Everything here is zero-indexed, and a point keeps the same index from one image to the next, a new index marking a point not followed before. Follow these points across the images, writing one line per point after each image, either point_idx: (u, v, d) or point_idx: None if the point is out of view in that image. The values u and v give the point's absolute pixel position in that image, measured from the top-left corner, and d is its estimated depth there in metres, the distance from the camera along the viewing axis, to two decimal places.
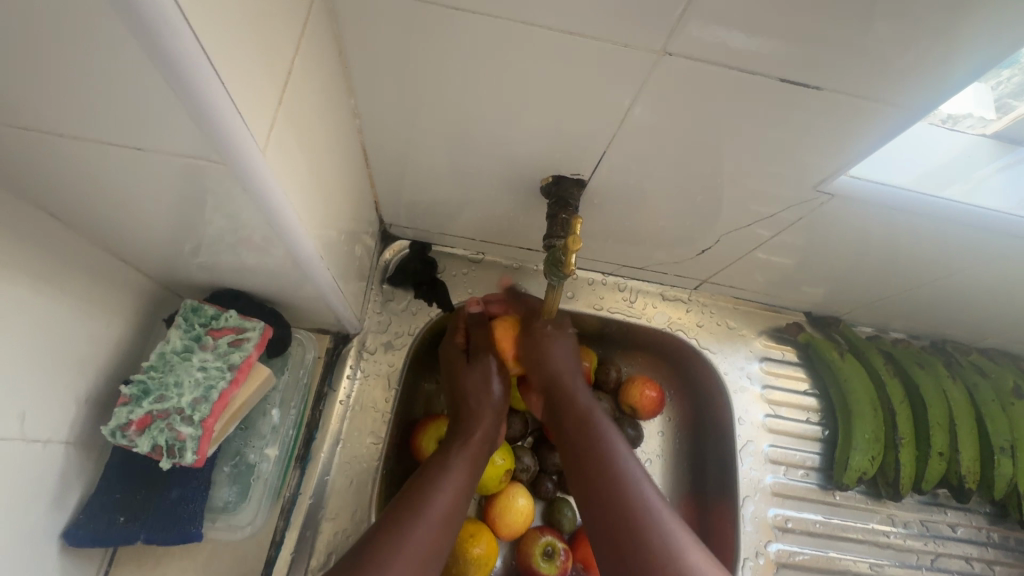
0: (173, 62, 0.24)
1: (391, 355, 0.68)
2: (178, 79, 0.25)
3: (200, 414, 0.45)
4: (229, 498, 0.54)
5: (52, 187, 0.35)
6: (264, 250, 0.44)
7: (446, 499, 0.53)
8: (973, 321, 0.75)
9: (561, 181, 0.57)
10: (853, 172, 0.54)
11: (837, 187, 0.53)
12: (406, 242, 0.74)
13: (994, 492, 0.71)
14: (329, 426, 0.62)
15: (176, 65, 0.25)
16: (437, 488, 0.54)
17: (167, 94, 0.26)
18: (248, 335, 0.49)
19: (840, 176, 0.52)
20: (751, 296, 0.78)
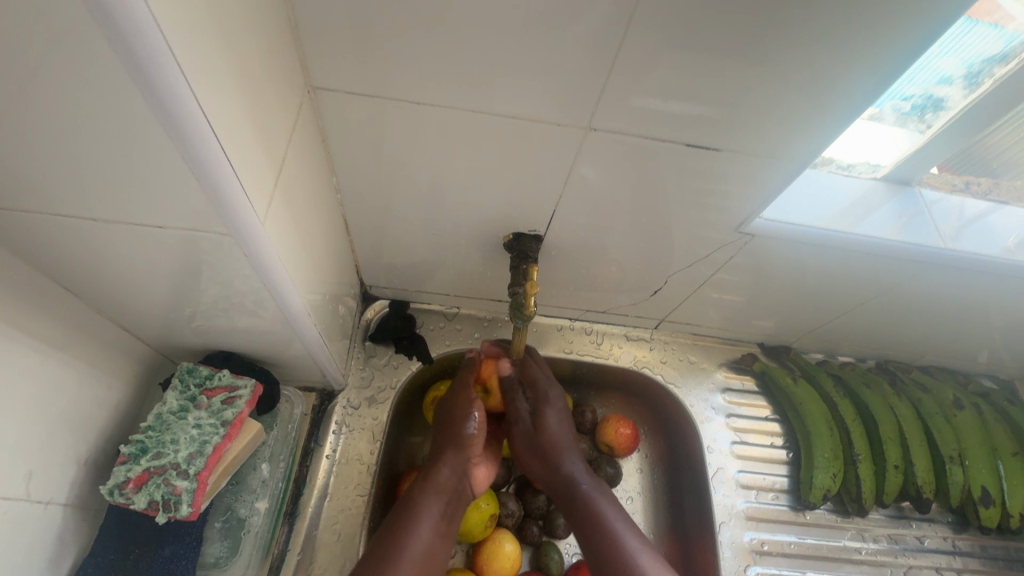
0: (198, 158, 0.32)
1: (375, 409, 0.72)
2: (202, 169, 0.32)
3: (196, 468, 0.48)
4: (219, 553, 0.55)
5: (76, 263, 0.41)
6: (259, 312, 0.50)
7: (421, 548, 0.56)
8: (908, 341, 0.83)
9: (521, 236, 0.64)
10: (766, 214, 0.62)
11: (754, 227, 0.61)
12: (385, 300, 0.80)
13: (951, 500, 0.76)
14: (317, 480, 0.65)
15: (200, 161, 0.32)
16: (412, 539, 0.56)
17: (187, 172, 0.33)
18: (240, 393, 0.53)
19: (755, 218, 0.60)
20: (707, 332, 0.85)
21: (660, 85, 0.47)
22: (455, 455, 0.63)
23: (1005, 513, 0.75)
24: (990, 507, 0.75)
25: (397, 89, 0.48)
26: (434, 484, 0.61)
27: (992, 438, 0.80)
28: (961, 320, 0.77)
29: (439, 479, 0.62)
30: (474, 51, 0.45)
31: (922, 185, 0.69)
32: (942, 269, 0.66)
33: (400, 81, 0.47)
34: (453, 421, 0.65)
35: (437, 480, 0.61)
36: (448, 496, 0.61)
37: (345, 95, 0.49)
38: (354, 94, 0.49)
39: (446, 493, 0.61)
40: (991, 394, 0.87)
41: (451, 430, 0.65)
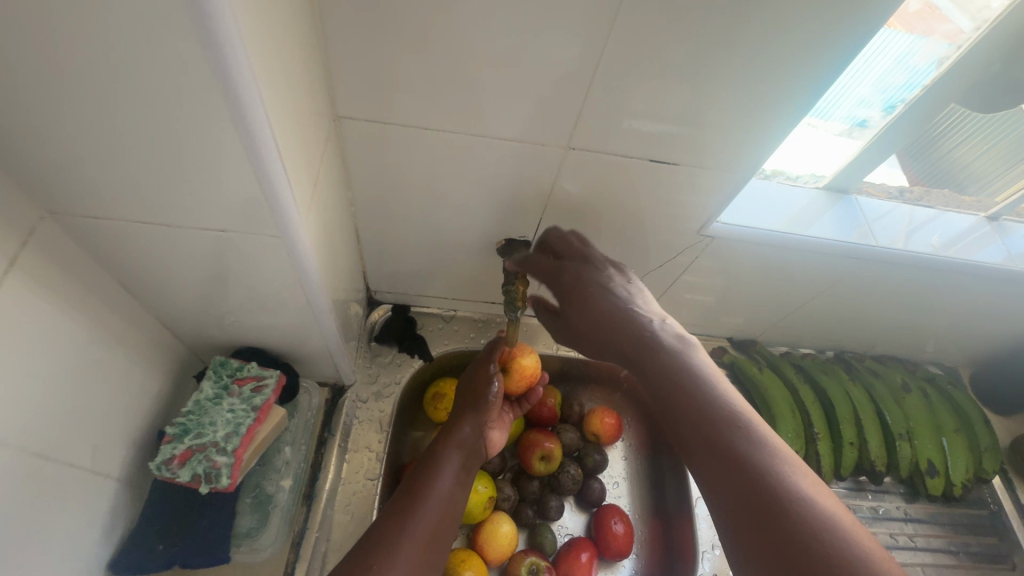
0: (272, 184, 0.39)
1: (382, 402, 0.79)
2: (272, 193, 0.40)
3: (233, 445, 0.55)
4: (251, 524, 0.58)
5: (137, 266, 0.49)
6: (286, 309, 0.57)
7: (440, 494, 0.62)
8: (859, 332, 0.93)
9: (512, 242, 0.73)
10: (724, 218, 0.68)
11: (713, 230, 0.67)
12: (388, 305, 0.88)
13: (902, 472, 0.84)
14: (331, 466, 0.71)
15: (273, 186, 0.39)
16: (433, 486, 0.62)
17: (258, 191, 0.39)
18: (267, 381, 0.60)
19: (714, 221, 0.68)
20: (682, 328, 0.93)
21: (626, 112, 0.56)
22: (474, 417, 0.72)
23: (948, 483, 0.84)
24: (935, 477, 0.83)
25: (406, 117, 0.57)
26: (455, 440, 0.69)
27: (938, 418, 0.89)
28: (903, 311, 0.87)
29: (460, 436, 0.70)
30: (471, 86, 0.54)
31: (857, 193, 0.76)
32: (880, 264, 0.75)
33: (408, 111, 0.56)
34: (474, 390, 0.75)
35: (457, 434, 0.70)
36: (466, 450, 0.70)
37: (361, 123, 0.57)
38: (369, 122, 0.57)
39: (463, 446, 0.70)
40: (936, 379, 0.96)
41: (473, 396, 0.74)
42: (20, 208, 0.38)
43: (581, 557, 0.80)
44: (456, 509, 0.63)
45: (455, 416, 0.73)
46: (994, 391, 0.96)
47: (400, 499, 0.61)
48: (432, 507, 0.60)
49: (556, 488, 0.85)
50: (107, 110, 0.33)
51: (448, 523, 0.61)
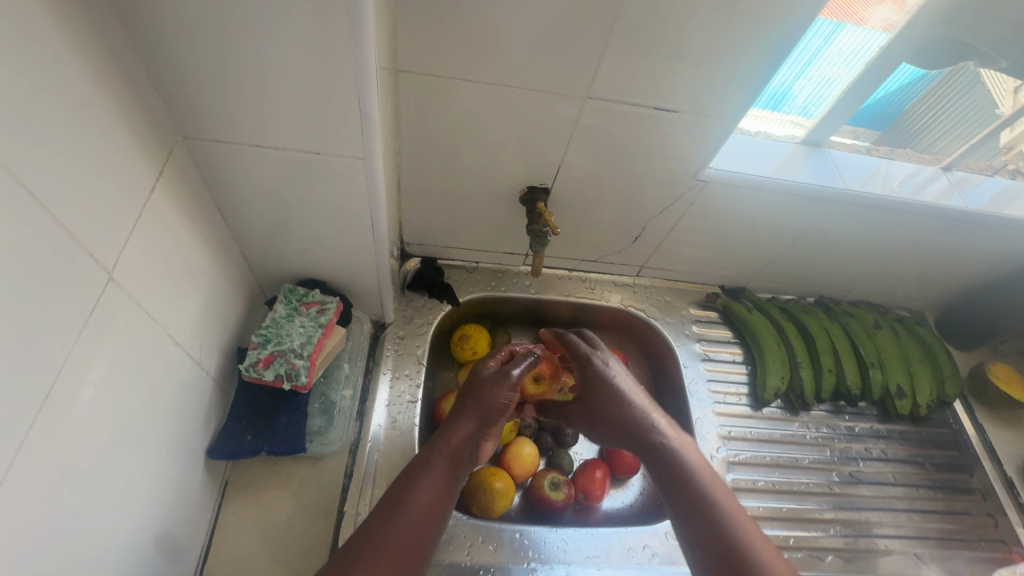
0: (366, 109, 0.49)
1: (417, 339, 0.89)
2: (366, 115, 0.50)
3: (307, 350, 0.65)
4: (321, 422, 0.67)
5: (234, 192, 0.58)
6: (348, 239, 0.67)
7: (429, 496, 0.59)
8: (834, 277, 1.05)
9: (533, 189, 0.81)
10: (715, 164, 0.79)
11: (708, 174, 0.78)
12: (418, 257, 0.97)
13: (874, 395, 0.96)
14: (377, 389, 0.81)
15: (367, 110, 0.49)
16: (423, 485, 0.59)
17: (350, 115, 0.49)
18: (329, 304, 0.70)
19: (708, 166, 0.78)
20: (680, 277, 1.04)
21: (638, 73, 0.65)
22: (475, 421, 0.68)
23: (914, 403, 0.96)
24: (903, 398, 0.95)
25: (447, 77, 0.66)
26: (451, 438, 0.65)
27: (905, 350, 1.01)
28: (873, 254, 0.99)
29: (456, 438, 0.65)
30: (505, 50, 0.63)
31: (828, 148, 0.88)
32: (855, 207, 0.86)
33: (450, 71, 0.65)
34: (487, 390, 0.70)
35: (452, 441, 0.65)
36: (454, 455, 0.64)
37: (407, 82, 0.66)
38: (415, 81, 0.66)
39: (453, 452, 0.64)
40: (905, 319, 1.09)
41: (481, 401, 0.69)
42: (164, 135, 0.48)
43: (597, 475, 0.89)
44: (434, 522, 0.57)
45: (456, 412, 0.69)
46: (956, 329, 1.09)
47: (388, 501, 0.57)
48: (413, 515, 0.56)
49: None
50: (249, 43, 0.43)
51: (428, 535, 0.56)
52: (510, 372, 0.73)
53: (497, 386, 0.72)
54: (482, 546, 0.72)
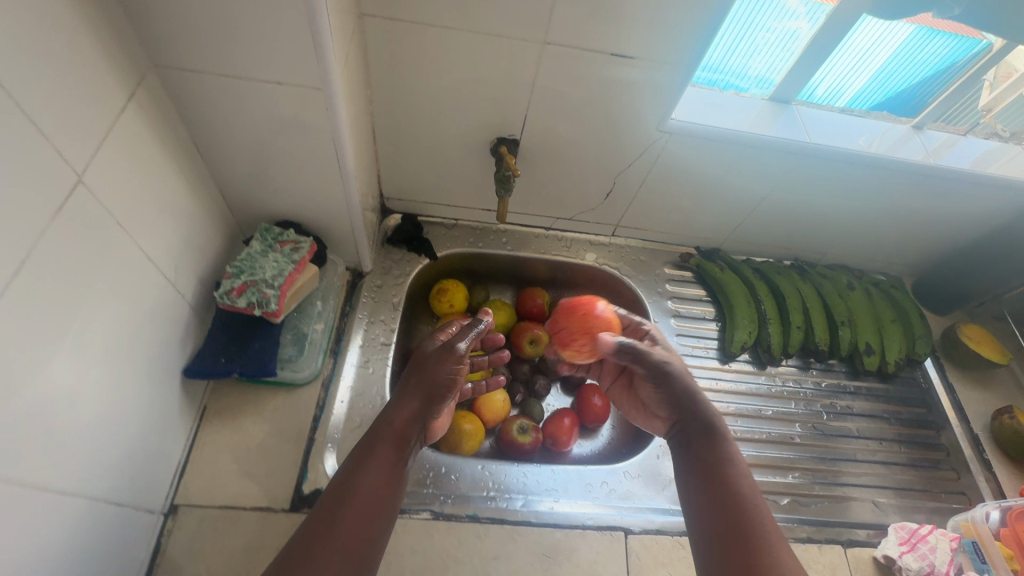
0: (322, 34, 0.52)
1: (394, 288, 0.93)
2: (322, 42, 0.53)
3: (279, 282, 0.69)
4: (292, 352, 0.72)
5: (208, 125, 0.62)
6: (319, 177, 0.70)
7: (370, 485, 0.57)
8: (808, 238, 1.07)
9: (503, 141, 0.83)
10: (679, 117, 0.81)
11: (670, 126, 0.80)
12: (399, 213, 1.01)
13: (841, 351, 0.98)
14: (353, 332, 0.85)
15: (323, 36, 0.52)
16: (365, 474, 0.58)
17: (309, 42, 0.53)
18: (303, 244, 0.74)
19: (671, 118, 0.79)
20: (655, 237, 1.07)
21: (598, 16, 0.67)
22: (415, 399, 0.66)
23: (883, 360, 0.98)
24: (871, 354, 0.97)
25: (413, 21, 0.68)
26: (391, 423, 0.63)
27: (876, 311, 1.03)
28: (843, 212, 1.01)
29: (397, 423, 0.63)
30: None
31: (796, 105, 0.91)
32: (819, 160, 0.89)
33: (415, 14, 0.67)
34: (425, 369, 0.68)
35: (394, 423, 0.63)
36: (399, 438, 0.63)
37: (373, 26, 0.68)
38: (380, 26, 0.68)
39: (397, 435, 0.63)
40: (881, 282, 1.10)
41: (423, 380, 0.67)
42: (136, 64, 0.52)
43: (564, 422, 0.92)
44: (383, 508, 0.57)
45: (397, 392, 0.67)
46: (932, 292, 1.10)
47: (332, 495, 0.56)
48: (354, 509, 0.55)
49: (543, 369, 0.99)
50: None
51: (378, 520, 0.56)
52: (451, 350, 0.69)
53: (435, 363, 0.69)
54: (445, 476, 0.76)
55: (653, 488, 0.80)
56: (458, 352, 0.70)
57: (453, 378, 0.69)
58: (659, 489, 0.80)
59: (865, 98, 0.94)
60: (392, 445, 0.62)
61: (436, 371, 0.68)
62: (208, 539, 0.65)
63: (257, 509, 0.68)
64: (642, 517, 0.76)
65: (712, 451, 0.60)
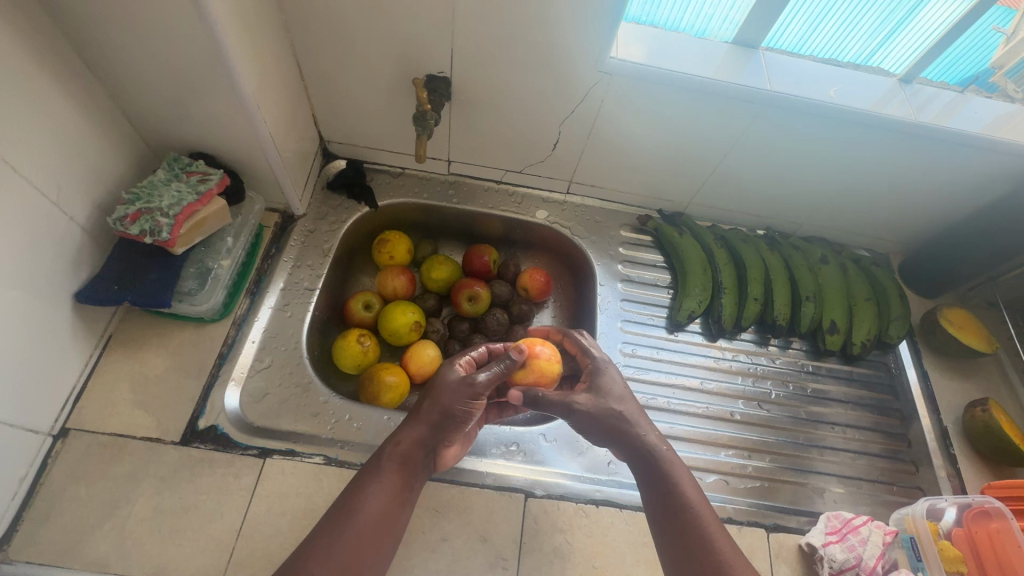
0: None
1: (326, 234, 0.90)
2: None
3: (174, 211, 0.66)
4: (193, 285, 0.70)
5: (91, 40, 0.59)
6: (220, 105, 0.67)
7: (374, 504, 0.57)
8: (782, 206, 0.98)
9: (432, 78, 0.78)
10: (621, 57, 0.74)
11: (609, 65, 0.74)
12: (342, 159, 0.97)
13: (802, 328, 0.90)
14: (275, 274, 0.83)
15: None
16: (367, 492, 0.58)
17: None
18: (211, 176, 0.72)
19: (609, 57, 0.73)
20: (613, 197, 1.00)
21: None
22: (422, 423, 0.63)
23: (848, 341, 0.90)
24: (835, 333, 0.89)
25: None
26: (397, 443, 0.62)
27: (849, 288, 0.94)
28: (819, 177, 0.91)
29: (403, 442, 0.62)
30: None
31: (764, 51, 0.82)
32: (785, 114, 0.80)
33: None
34: (439, 393, 0.64)
35: (401, 445, 0.62)
36: (405, 461, 0.61)
37: None
38: None
39: (404, 458, 0.61)
40: (861, 259, 1.00)
41: (435, 403, 0.63)
42: None
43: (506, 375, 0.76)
44: (387, 525, 0.57)
45: (412, 412, 0.65)
46: (919, 272, 0.99)
47: (336, 511, 0.57)
48: (360, 532, 0.55)
49: (482, 328, 0.95)
50: None
51: (384, 538, 0.57)
52: (469, 377, 0.64)
53: (448, 389, 0.64)
54: (347, 424, 0.74)
55: (565, 452, 0.76)
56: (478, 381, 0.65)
57: (470, 411, 0.64)
58: (571, 454, 0.76)
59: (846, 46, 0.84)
60: (397, 464, 0.61)
61: (448, 396, 0.64)
62: (95, 463, 0.65)
63: (146, 438, 0.67)
64: (547, 480, 0.73)
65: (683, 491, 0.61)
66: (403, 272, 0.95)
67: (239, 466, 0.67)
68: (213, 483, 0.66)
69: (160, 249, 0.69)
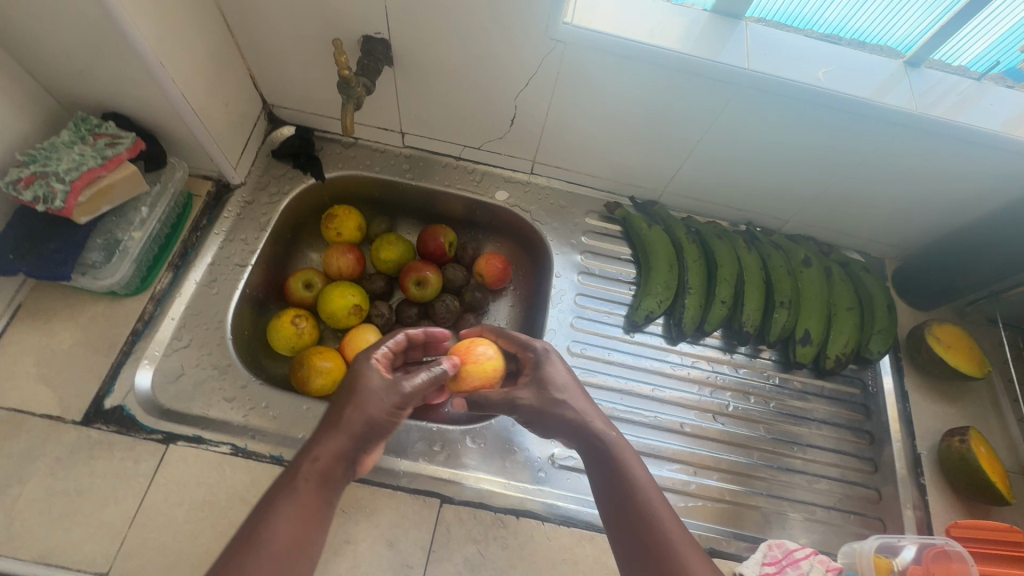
0: None
1: (265, 207, 0.84)
2: None
3: (71, 177, 0.61)
4: (97, 259, 0.66)
5: None
6: (123, 64, 0.61)
7: (285, 531, 0.47)
8: (766, 201, 0.89)
9: (369, 41, 0.71)
10: (576, 22, 0.65)
11: (562, 33, 0.66)
12: (290, 125, 0.91)
13: (773, 336, 0.83)
14: (203, 248, 0.78)
15: None
16: (275, 519, 0.47)
17: None
18: (121, 141, 0.66)
19: (562, 23, 0.65)
20: (581, 180, 0.92)
21: None
22: (344, 432, 0.53)
23: (822, 354, 0.82)
24: (807, 345, 0.81)
25: None
26: (313, 457, 0.51)
27: (831, 295, 0.86)
28: (805, 171, 0.82)
29: (324, 456, 0.51)
30: None
31: (748, 22, 0.73)
32: (768, 97, 0.70)
33: None
34: (362, 402, 0.54)
35: (321, 461, 0.51)
36: (325, 480, 0.51)
37: None
38: None
39: (323, 476, 0.51)
40: (850, 262, 0.91)
41: (357, 413, 0.54)
42: None
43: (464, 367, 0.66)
44: (306, 552, 0.47)
45: (326, 420, 0.54)
46: (913, 281, 0.90)
47: (229, 548, 0.46)
48: (265, 564, 0.45)
49: (430, 315, 0.90)
50: None
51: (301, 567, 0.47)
52: (394, 387, 0.56)
53: (369, 398, 0.55)
54: (262, 412, 0.70)
55: (494, 457, 0.71)
56: (405, 388, 0.57)
57: (396, 415, 0.56)
58: (500, 460, 0.71)
59: (848, 21, 0.73)
60: (309, 485, 0.50)
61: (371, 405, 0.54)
62: None
63: (45, 416, 0.64)
64: (468, 486, 0.68)
65: (630, 474, 0.53)
66: (350, 251, 0.90)
67: (140, 451, 0.64)
68: (110, 467, 0.63)
69: (61, 216, 0.64)
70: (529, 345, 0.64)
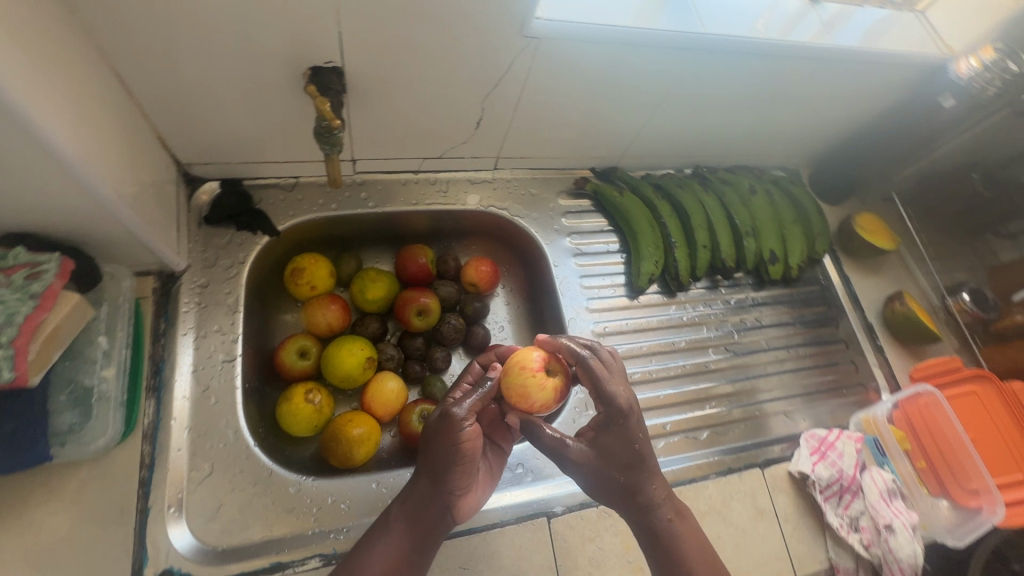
0: None
1: (225, 284, 0.71)
2: None
3: (8, 335, 0.46)
4: (72, 419, 0.56)
5: None
6: (32, 173, 0.46)
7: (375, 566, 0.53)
8: (709, 144, 0.97)
9: (318, 71, 0.62)
10: (546, 16, 0.64)
11: (536, 30, 0.63)
12: (214, 181, 0.76)
13: (748, 263, 0.93)
14: (177, 356, 0.65)
15: None
16: (369, 553, 0.54)
17: None
18: (45, 267, 0.51)
19: (534, 19, 0.63)
20: (545, 164, 0.92)
21: None
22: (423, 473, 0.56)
23: (786, 266, 0.95)
24: (775, 263, 0.94)
25: None
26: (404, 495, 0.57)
27: (778, 213, 0.98)
28: (743, 113, 0.90)
29: (410, 495, 0.56)
30: None
31: None
32: (717, 56, 0.75)
33: None
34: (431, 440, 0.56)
35: (408, 502, 0.56)
36: (415, 518, 0.56)
37: None
38: None
39: (411, 514, 0.56)
40: (780, 180, 1.05)
41: (428, 453, 0.56)
42: None
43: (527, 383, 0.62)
44: None
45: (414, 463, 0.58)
46: (828, 183, 1.06)
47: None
48: None
49: (439, 340, 0.85)
50: None
51: None
52: (449, 415, 0.55)
53: (438, 435, 0.55)
54: (332, 508, 0.63)
55: None
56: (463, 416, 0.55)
57: (467, 449, 0.55)
58: None
59: None
60: (402, 523, 0.55)
61: (438, 442, 0.55)
62: None
63: None
64: (563, 494, 0.70)
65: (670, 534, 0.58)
66: (333, 301, 0.80)
67: None
68: None
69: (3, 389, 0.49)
70: (606, 401, 0.57)
